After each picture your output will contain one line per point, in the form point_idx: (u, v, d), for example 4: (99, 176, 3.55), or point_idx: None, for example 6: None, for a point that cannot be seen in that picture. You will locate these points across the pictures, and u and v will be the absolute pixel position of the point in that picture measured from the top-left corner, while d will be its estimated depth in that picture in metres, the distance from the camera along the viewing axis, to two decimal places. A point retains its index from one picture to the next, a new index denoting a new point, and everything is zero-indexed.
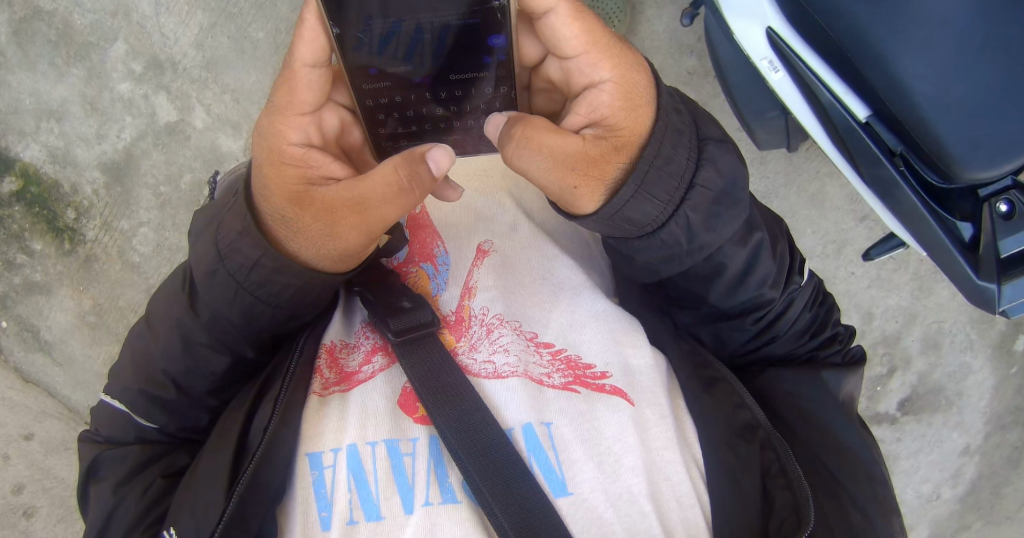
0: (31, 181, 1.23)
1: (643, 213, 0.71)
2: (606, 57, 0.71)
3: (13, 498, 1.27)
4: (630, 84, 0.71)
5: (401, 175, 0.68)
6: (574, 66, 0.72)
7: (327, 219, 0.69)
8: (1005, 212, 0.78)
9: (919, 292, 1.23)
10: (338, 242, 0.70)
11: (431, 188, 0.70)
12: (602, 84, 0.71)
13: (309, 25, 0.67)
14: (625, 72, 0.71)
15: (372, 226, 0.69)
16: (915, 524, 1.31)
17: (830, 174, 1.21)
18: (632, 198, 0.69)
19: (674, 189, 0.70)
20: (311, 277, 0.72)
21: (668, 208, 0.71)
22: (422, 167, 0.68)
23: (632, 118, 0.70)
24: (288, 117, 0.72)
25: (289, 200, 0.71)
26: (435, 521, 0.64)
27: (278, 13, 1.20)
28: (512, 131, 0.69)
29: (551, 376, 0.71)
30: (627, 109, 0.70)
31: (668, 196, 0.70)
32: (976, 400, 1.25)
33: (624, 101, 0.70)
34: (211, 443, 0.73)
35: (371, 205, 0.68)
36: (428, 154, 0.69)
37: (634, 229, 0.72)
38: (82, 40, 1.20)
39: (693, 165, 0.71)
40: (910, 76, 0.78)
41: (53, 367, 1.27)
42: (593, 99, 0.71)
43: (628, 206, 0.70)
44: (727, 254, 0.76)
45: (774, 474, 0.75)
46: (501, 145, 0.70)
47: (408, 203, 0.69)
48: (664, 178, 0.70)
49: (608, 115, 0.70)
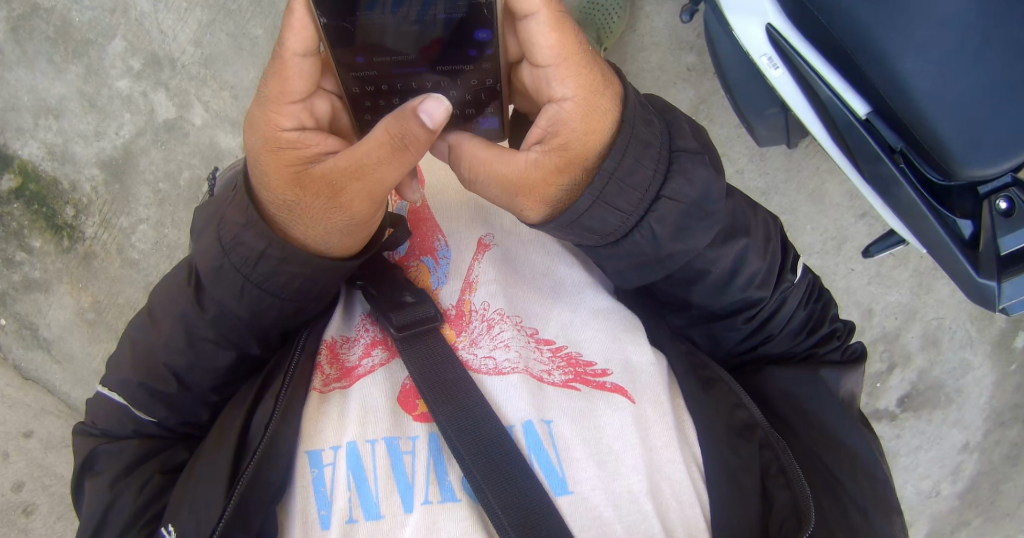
0: (30, 179, 1.23)
1: (605, 222, 0.71)
2: (575, 74, 0.69)
3: (13, 496, 1.27)
4: (592, 105, 0.69)
5: (393, 132, 0.67)
6: (543, 76, 0.70)
7: (330, 193, 0.69)
8: (1005, 209, 0.78)
9: (919, 289, 1.23)
10: (344, 214, 0.70)
11: (426, 140, 0.68)
12: (563, 101, 0.69)
13: (298, 16, 0.66)
14: (589, 90, 0.69)
15: (376, 192, 0.69)
16: (914, 521, 1.32)
17: (830, 171, 1.21)
18: (591, 209, 0.70)
19: (638, 200, 0.70)
20: (311, 263, 0.71)
21: (632, 218, 0.71)
22: (411, 120, 0.66)
23: (585, 140, 0.69)
24: (279, 105, 0.71)
25: (291, 181, 0.70)
26: (434, 519, 0.64)
27: (276, 9, 1.20)
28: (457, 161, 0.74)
29: (552, 374, 0.71)
30: (584, 127, 0.69)
31: (631, 207, 0.70)
32: (976, 397, 1.25)
33: (584, 119, 0.69)
34: (210, 440, 0.73)
35: (371, 172, 0.68)
36: (420, 105, 0.66)
37: (595, 238, 0.72)
38: (80, 37, 1.19)
39: (660, 178, 0.71)
40: (910, 74, 0.77)
41: (53, 365, 1.27)
42: (552, 114, 0.70)
43: (587, 215, 0.70)
44: (708, 259, 0.76)
45: (773, 474, 0.75)
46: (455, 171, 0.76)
47: (405, 159, 0.68)
48: (626, 190, 0.70)
49: (563, 131, 0.70)
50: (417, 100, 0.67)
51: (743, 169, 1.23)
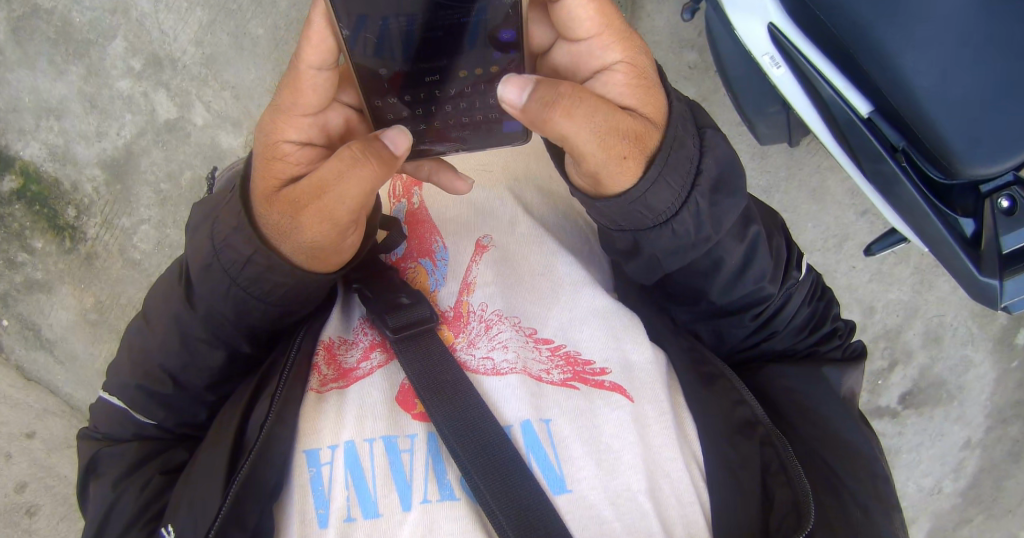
0: (31, 180, 1.23)
1: (661, 199, 0.69)
2: (618, 40, 0.71)
3: (16, 496, 1.28)
4: (641, 67, 0.71)
5: (355, 150, 0.67)
6: (585, 49, 0.71)
7: (293, 210, 0.69)
8: (1006, 208, 0.77)
9: (920, 286, 1.22)
10: (302, 233, 0.69)
11: (389, 165, 0.68)
12: (615, 66, 0.71)
13: (317, 28, 0.67)
14: (635, 55, 0.71)
15: (337, 213, 0.68)
16: (915, 518, 1.32)
17: (831, 169, 1.21)
18: (657, 180, 0.68)
19: (687, 173, 0.70)
20: (295, 274, 0.71)
21: (683, 193, 0.70)
22: (375, 143, 0.68)
23: (651, 97, 0.70)
24: (289, 117, 0.72)
25: (271, 196, 0.71)
26: (433, 519, 0.64)
27: (277, 9, 1.20)
28: (556, 99, 0.64)
29: (551, 373, 0.71)
30: (643, 89, 0.70)
31: (683, 180, 0.70)
32: (977, 393, 1.25)
33: (638, 81, 0.70)
34: (208, 441, 0.73)
35: (331, 186, 0.67)
36: (382, 133, 0.69)
37: (649, 218, 0.70)
38: (81, 37, 1.19)
39: (698, 153, 0.71)
40: (912, 71, 0.77)
41: (55, 365, 1.27)
42: (606, 81, 0.71)
43: (651, 190, 0.69)
44: (725, 248, 0.75)
45: (774, 472, 0.75)
46: (538, 114, 0.65)
47: (367, 174, 0.67)
48: (678, 164, 0.69)
49: (626, 94, 0.70)
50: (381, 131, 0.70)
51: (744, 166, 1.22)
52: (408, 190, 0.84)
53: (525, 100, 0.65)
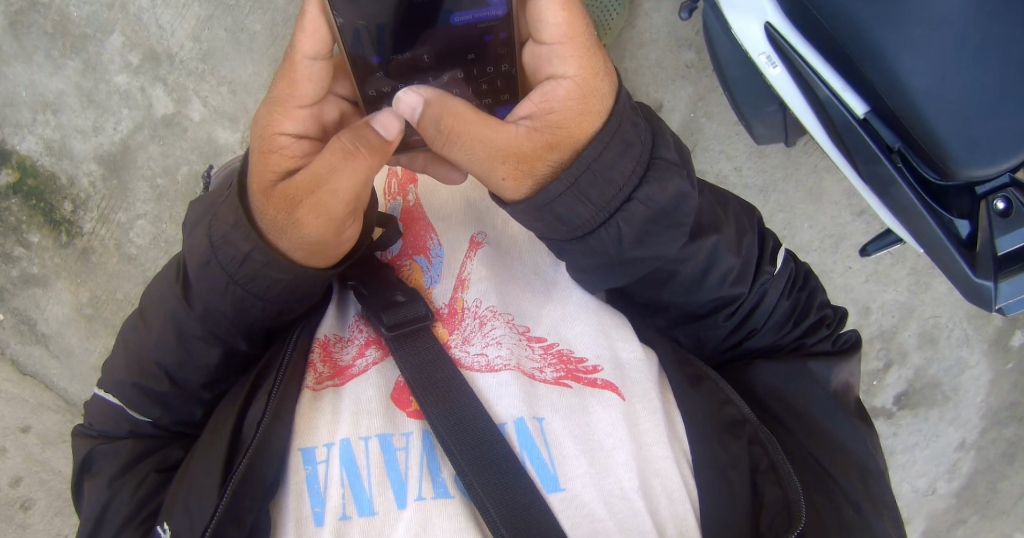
0: (28, 173, 1.23)
1: (576, 212, 0.69)
2: (578, 56, 0.70)
3: (11, 491, 1.27)
4: (590, 90, 0.70)
5: (345, 142, 0.67)
6: (546, 53, 0.71)
7: (290, 206, 0.69)
8: (1002, 210, 0.77)
9: (916, 288, 1.23)
10: (300, 230, 0.69)
11: (382, 150, 0.68)
12: (562, 80, 0.70)
13: (312, 17, 0.67)
14: (591, 76, 0.70)
15: (332, 209, 0.68)
16: (910, 519, 1.32)
17: (827, 169, 1.21)
18: (564, 195, 0.69)
19: (612, 196, 0.70)
20: (290, 267, 0.71)
21: (601, 214, 0.70)
22: (366, 131, 0.68)
23: (578, 121, 0.69)
24: (287, 109, 0.72)
25: (267, 193, 0.71)
26: (428, 517, 0.64)
27: (275, 5, 1.20)
28: (437, 120, 0.67)
29: (544, 371, 0.71)
30: (579, 108, 0.69)
31: (603, 202, 0.70)
32: (972, 395, 1.25)
33: (578, 101, 0.69)
34: (204, 439, 0.72)
35: (323, 181, 0.67)
36: (372, 118, 0.68)
37: (563, 229, 0.71)
38: (79, 32, 1.19)
39: (636, 181, 0.70)
40: (906, 71, 0.78)
41: (51, 360, 1.27)
42: (549, 90, 0.70)
43: (560, 202, 0.69)
44: (680, 259, 0.76)
45: (763, 470, 0.75)
46: (424, 131, 0.69)
47: (359, 169, 0.67)
48: (602, 185, 0.69)
49: (557, 110, 0.69)
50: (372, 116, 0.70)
51: (742, 166, 1.22)
52: (404, 187, 0.83)
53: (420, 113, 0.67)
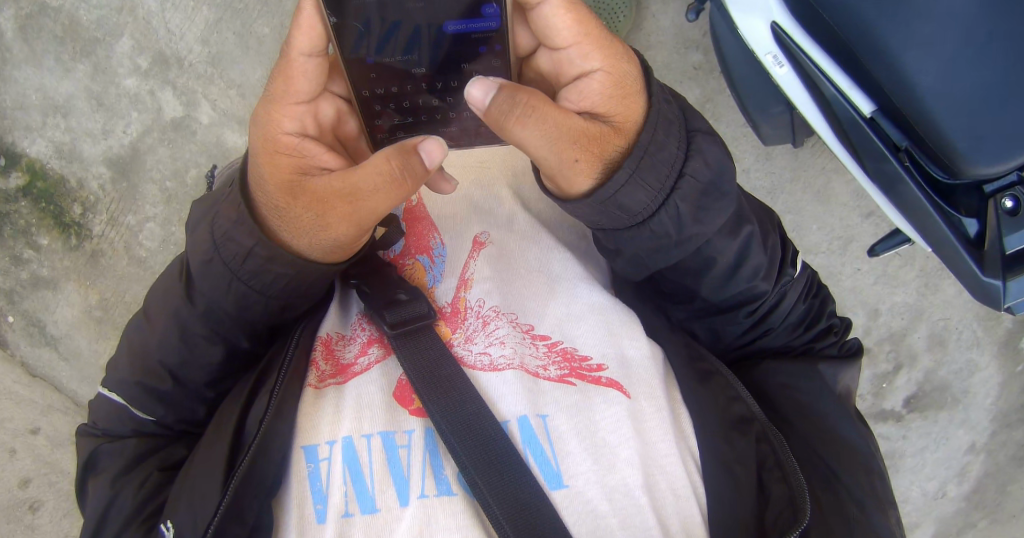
0: (37, 176, 1.24)
1: (636, 200, 0.70)
2: (597, 48, 0.71)
3: (19, 491, 1.28)
4: (620, 74, 0.71)
5: (393, 165, 0.67)
6: (565, 57, 0.72)
7: (318, 209, 0.69)
8: (1010, 208, 0.76)
9: (925, 289, 1.22)
10: (329, 234, 0.70)
11: (422, 178, 0.69)
12: (592, 74, 0.71)
13: (307, 14, 0.68)
14: (615, 62, 0.71)
15: (364, 220, 0.69)
16: (919, 522, 1.31)
17: (836, 170, 1.20)
18: (627, 184, 0.69)
19: (665, 176, 0.70)
20: (294, 264, 0.71)
21: (659, 196, 0.70)
22: (412, 156, 0.67)
23: (625, 106, 0.70)
24: (283, 106, 0.73)
25: (284, 190, 0.71)
26: (432, 513, 0.64)
27: (282, 8, 1.20)
28: (516, 99, 0.65)
29: (548, 369, 0.71)
30: (619, 97, 0.70)
31: (659, 184, 0.70)
32: (982, 397, 1.24)
33: (614, 89, 0.71)
34: (208, 436, 0.73)
35: (362, 195, 0.68)
36: (420, 144, 0.68)
37: (624, 217, 0.71)
38: (89, 36, 1.20)
39: (682, 156, 0.71)
40: (913, 71, 0.77)
41: (61, 362, 1.28)
42: (584, 87, 0.71)
43: (622, 192, 0.69)
44: (718, 246, 0.75)
45: (769, 468, 0.74)
46: (497, 113, 0.65)
47: (400, 192, 0.68)
48: (656, 166, 0.70)
49: (600, 103, 0.71)
50: (416, 139, 0.69)
51: (749, 168, 1.22)
52: None
53: (488, 104, 0.65)
